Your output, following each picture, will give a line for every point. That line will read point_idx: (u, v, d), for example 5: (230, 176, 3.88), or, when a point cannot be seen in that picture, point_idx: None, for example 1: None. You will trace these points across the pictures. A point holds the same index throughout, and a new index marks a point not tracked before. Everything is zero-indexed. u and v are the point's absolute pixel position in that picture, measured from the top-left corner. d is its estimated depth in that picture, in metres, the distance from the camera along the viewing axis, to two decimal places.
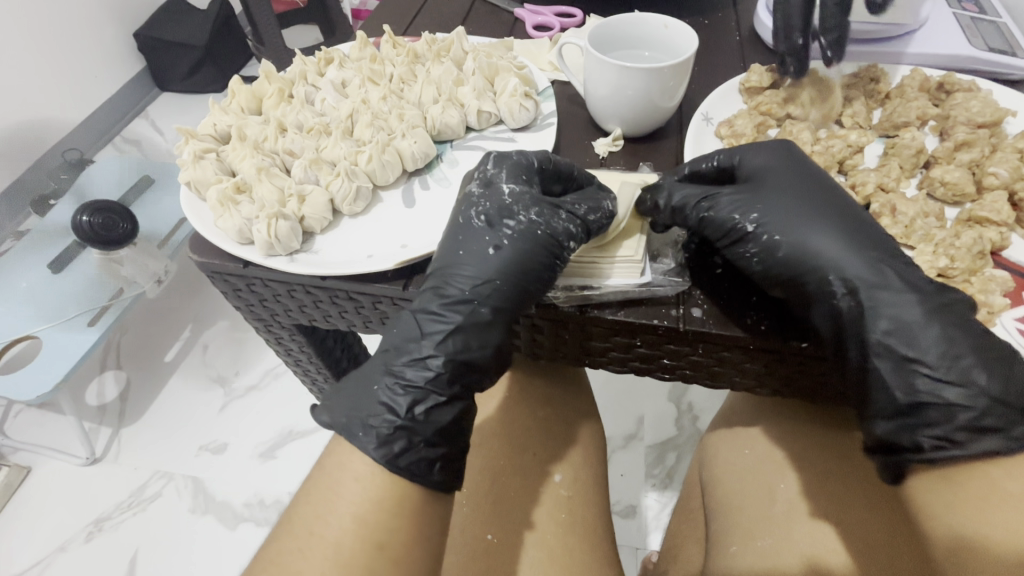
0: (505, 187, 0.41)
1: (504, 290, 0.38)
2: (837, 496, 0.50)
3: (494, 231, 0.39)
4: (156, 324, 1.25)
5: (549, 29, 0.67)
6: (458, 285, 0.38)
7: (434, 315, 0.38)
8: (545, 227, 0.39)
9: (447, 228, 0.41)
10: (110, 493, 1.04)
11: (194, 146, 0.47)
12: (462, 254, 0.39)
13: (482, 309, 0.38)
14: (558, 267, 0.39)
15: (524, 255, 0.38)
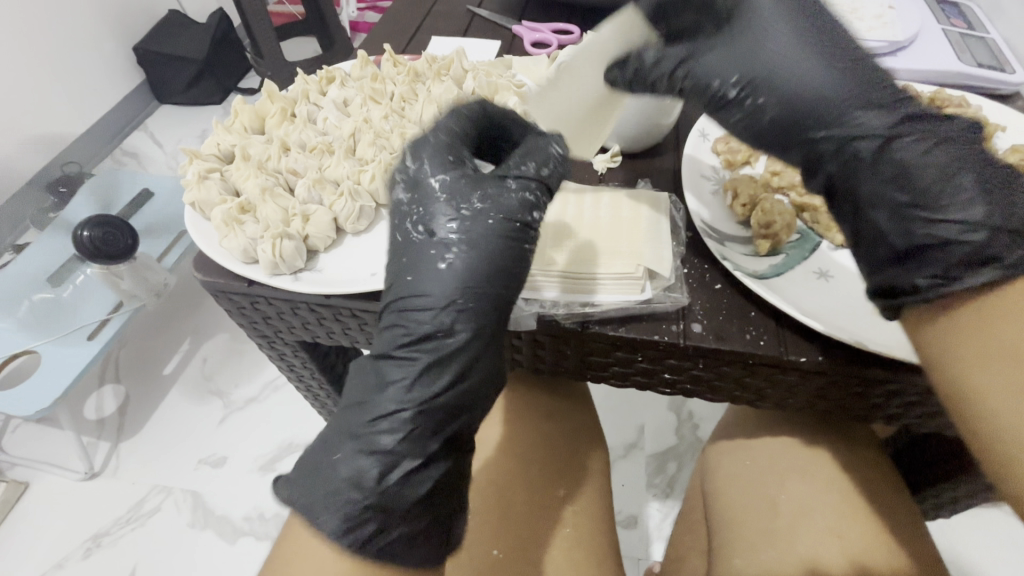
0: (433, 183, 0.38)
1: (479, 295, 0.37)
2: (838, 508, 0.51)
3: (439, 244, 0.37)
4: (155, 337, 1.25)
5: (546, 45, 0.68)
6: (426, 308, 0.37)
7: (401, 348, 0.37)
8: (490, 217, 0.37)
9: (391, 250, 0.40)
10: (108, 508, 1.03)
11: (198, 166, 0.48)
12: (415, 278, 0.37)
13: (460, 319, 0.37)
14: (526, 248, 0.38)
15: (483, 242, 0.37)
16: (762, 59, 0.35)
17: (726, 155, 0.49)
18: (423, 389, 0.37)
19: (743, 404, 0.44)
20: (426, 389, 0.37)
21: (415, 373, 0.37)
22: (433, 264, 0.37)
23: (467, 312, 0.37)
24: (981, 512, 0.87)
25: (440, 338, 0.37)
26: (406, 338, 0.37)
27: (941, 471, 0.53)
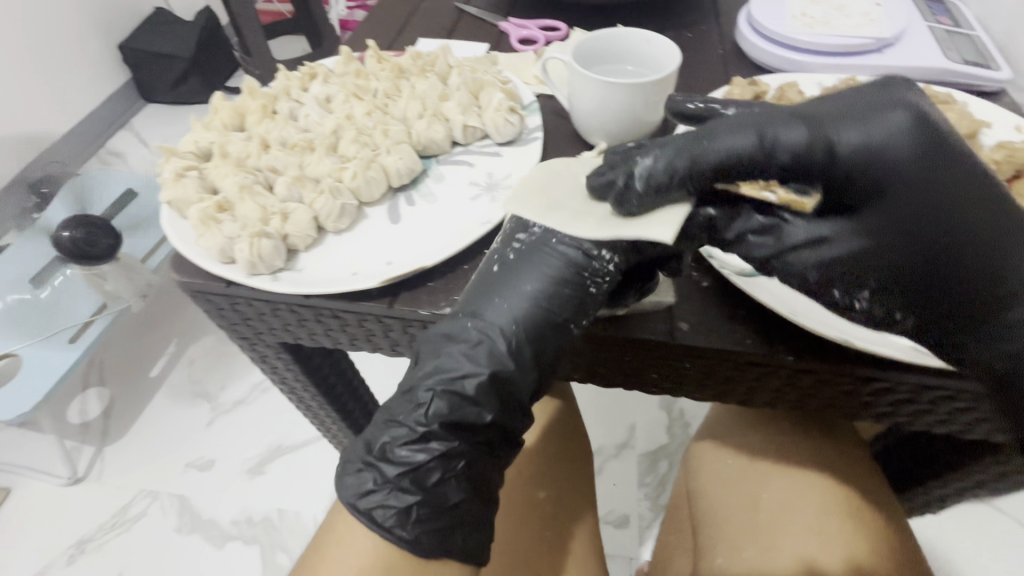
0: (534, 227, 0.37)
1: (532, 336, 0.36)
2: (825, 506, 0.51)
3: (512, 289, 0.36)
4: (140, 340, 1.23)
5: (534, 42, 0.67)
6: (483, 342, 0.36)
7: (449, 351, 0.36)
8: (561, 240, 0.36)
9: (474, 277, 0.38)
10: (92, 513, 1.01)
11: (175, 164, 0.47)
12: (489, 311, 0.36)
13: (511, 358, 0.36)
14: (585, 292, 0.36)
15: (553, 293, 0.36)
16: (854, 168, 0.29)
17: None
18: (453, 390, 0.36)
19: (731, 402, 0.44)
20: (461, 394, 0.36)
21: (458, 378, 0.36)
22: (499, 273, 0.37)
23: (520, 335, 0.36)
24: (968, 509, 0.88)
25: (491, 353, 0.35)
26: (456, 345, 0.36)
27: (928, 468, 0.53)
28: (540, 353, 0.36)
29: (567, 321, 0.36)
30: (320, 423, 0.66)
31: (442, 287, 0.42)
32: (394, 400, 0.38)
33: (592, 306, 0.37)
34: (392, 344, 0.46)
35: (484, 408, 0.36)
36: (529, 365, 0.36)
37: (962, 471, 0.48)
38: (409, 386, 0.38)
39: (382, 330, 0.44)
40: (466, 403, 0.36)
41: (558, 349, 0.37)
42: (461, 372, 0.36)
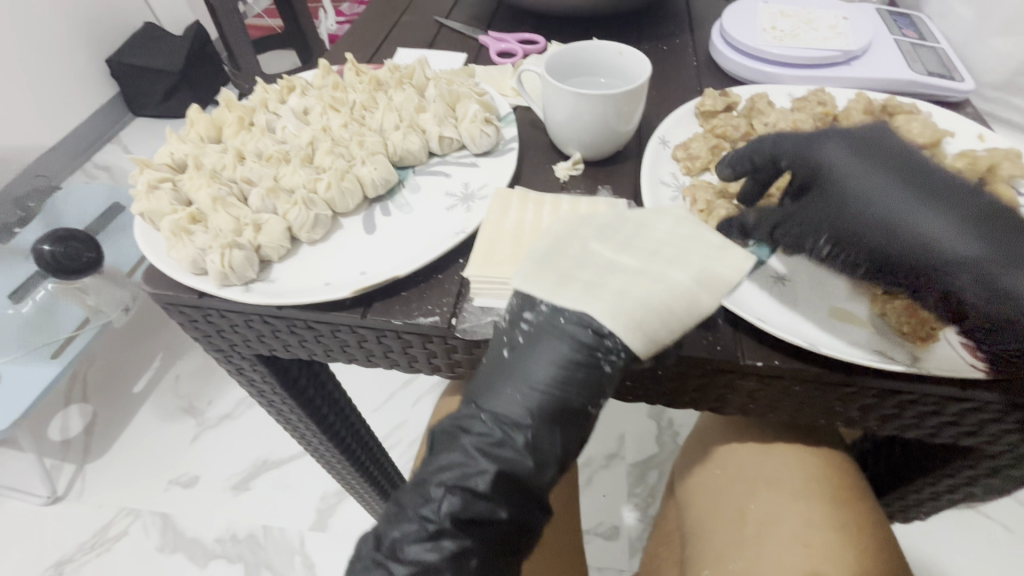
0: (541, 306, 0.37)
1: (543, 422, 0.36)
2: (805, 515, 0.50)
3: (523, 379, 0.36)
4: (124, 355, 1.21)
5: (512, 55, 0.68)
6: (492, 430, 0.36)
7: (463, 446, 0.36)
8: (568, 319, 0.36)
9: (484, 360, 0.39)
10: (72, 533, 0.99)
11: (148, 176, 0.47)
12: (500, 401, 0.36)
13: (521, 446, 0.35)
14: (594, 378, 0.36)
15: (562, 379, 0.36)
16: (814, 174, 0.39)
17: (685, 161, 0.49)
18: (465, 484, 0.34)
19: (705, 409, 0.44)
20: (474, 489, 0.34)
21: (469, 472, 0.35)
22: (511, 358, 0.37)
23: (536, 423, 0.36)
24: (954, 514, 0.88)
25: (507, 443, 0.35)
26: (473, 442, 0.35)
27: (901, 473, 0.53)
28: (560, 438, 0.36)
29: (583, 405, 0.37)
30: (309, 445, 0.64)
31: (415, 296, 0.42)
32: (405, 493, 0.36)
33: (608, 386, 0.37)
34: (367, 354, 0.45)
35: (497, 503, 0.35)
36: (553, 450, 0.36)
37: (936, 475, 0.48)
38: (419, 479, 0.36)
39: (356, 340, 0.44)
40: (479, 497, 0.34)
41: (576, 432, 0.37)
42: (477, 468, 0.35)
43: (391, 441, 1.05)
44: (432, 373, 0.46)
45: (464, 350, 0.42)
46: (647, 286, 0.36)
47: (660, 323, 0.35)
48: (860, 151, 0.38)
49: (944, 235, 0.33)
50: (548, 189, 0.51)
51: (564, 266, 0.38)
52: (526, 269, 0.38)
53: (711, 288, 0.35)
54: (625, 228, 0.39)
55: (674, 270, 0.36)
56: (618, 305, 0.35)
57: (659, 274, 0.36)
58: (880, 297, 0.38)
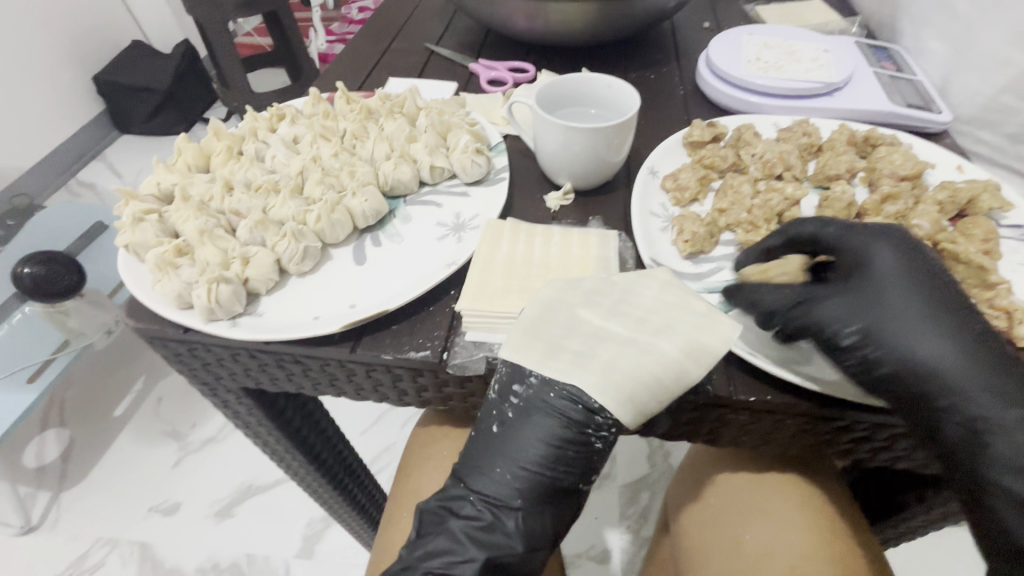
0: (531, 381, 0.37)
1: (532, 498, 0.37)
2: (798, 547, 0.50)
3: (511, 459, 0.37)
4: (104, 378, 1.18)
5: (502, 83, 0.69)
6: (481, 509, 0.37)
7: (452, 531, 0.37)
8: (557, 395, 0.36)
9: (474, 430, 0.39)
10: (45, 565, 0.95)
11: (133, 208, 0.46)
12: (489, 479, 0.37)
13: (509, 527, 0.36)
14: (584, 454, 0.37)
15: (551, 457, 0.36)
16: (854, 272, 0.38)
17: (674, 192, 0.50)
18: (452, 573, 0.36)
19: (698, 441, 0.43)
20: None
21: (456, 561, 0.36)
22: (500, 434, 0.38)
23: (525, 504, 0.36)
24: (944, 534, 0.88)
25: (496, 526, 0.37)
26: (462, 528, 0.37)
27: (893, 500, 0.53)
28: (549, 518, 0.37)
29: (572, 481, 0.37)
30: (296, 477, 0.63)
31: (405, 329, 0.42)
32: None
33: (598, 459, 0.37)
34: (356, 388, 0.45)
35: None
36: (542, 528, 0.37)
37: (928, 503, 0.48)
38: (406, 565, 0.37)
39: (345, 373, 0.43)
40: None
41: (566, 506, 0.38)
42: (464, 556, 0.36)
43: (379, 465, 1.03)
44: (422, 406, 0.46)
45: (455, 383, 0.42)
46: (638, 357, 0.35)
47: (647, 396, 0.35)
48: (904, 263, 0.38)
49: (960, 373, 0.35)
50: (539, 219, 0.51)
51: (553, 334, 0.37)
52: (515, 337, 0.37)
53: (699, 358, 0.35)
54: (613, 292, 0.39)
55: (662, 340, 0.36)
56: (608, 380, 0.35)
57: (647, 343, 0.36)
58: None
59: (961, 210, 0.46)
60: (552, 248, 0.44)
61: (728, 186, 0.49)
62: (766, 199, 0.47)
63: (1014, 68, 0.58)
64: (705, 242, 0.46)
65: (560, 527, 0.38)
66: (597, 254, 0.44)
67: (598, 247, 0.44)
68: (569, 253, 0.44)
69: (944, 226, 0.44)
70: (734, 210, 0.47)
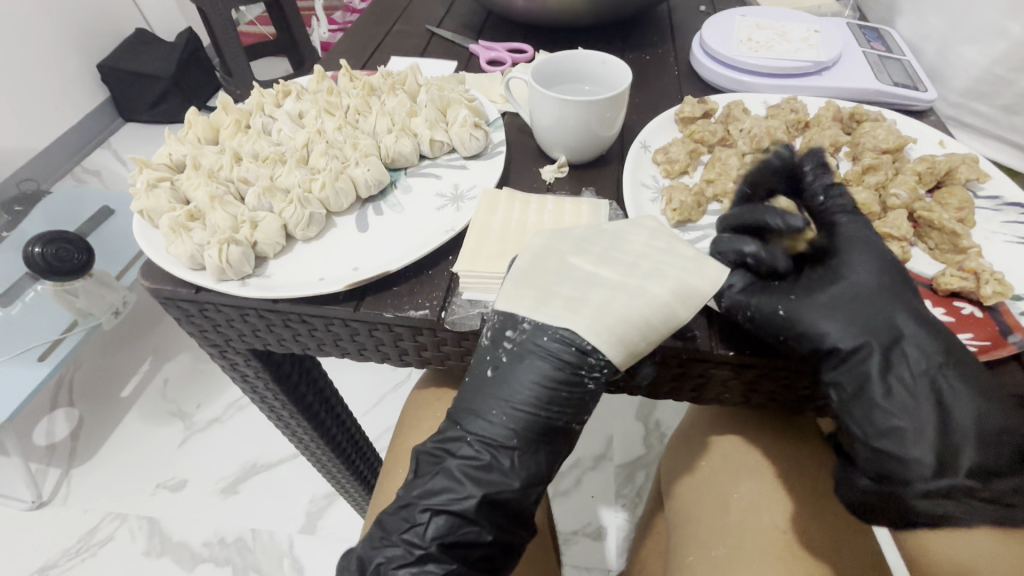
0: (523, 326, 0.38)
1: (526, 439, 0.38)
2: (784, 503, 0.53)
3: (501, 399, 0.38)
4: (111, 358, 1.21)
5: (501, 63, 0.71)
6: (478, 451, 0.38)
7: (450, 470, 0.39)
8: (551, 338, 0.38)
9: (468, 376, 0.40)
10: (57, 538, 0.99)
11: (147, 175, 0.48)
12: (481, 422, 0.39)
13: (506, 467, 0.38)
14: (575, 395, 0.38)
15: (541, 397, 0.38)
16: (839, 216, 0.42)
17: (664, 165, 0.52)
18: (451, 509, 0.38)
19: (684, 398, 0.46)
20: (460, 514, 0.38)
21: (455, 498, 0.38)
22: (495, 377, 0.39)
23: (521, 444, 0.38)
24: None
25: (492, 465, 0.38)
26: (460, 467, 0.38)
27: None
28: (545, 458, 0.39)
29: (566, 421, 0.39)
30: (299, 441, 0.65)
31: (406, 290, 0.44)
32: (389, 515, 0.40)
33: (589, 400, 0.39)
34: (359, 348, 0.47)
35: (483, 528, 0.38)
36: (539, 468, 0.39)
37: None
38: (405, 503, 0.39)
39: (349, 333, 0.45)
40: (465, 522, 0.38)
41: (560, 445, 0.40)
42: (463, 493, 0.38)
43: (381, 443, 1.05)
44: (421, 366, 0.48)
45: (452, 341, 0.44)
46: (630, 300, 0.37)
47: (638, 337, 0.37)
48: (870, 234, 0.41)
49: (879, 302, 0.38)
50: (534, 191, 0.53)
51: (545, 281, 0.39)
52: (507, 289, 0.39)
53: (686, 300, 0.37)
54: (602, 240, 0.41)
55: (653, 285, 0.38)
56: (600, 322, 0.37)
57: (637, 289, 0.38)
58: None
59: (939, 181, 0.48)
60: (544, 215, 0.47)
61: (716, 159, 0.51)
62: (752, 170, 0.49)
63: (1011, 39, 0.62)
64: (693, 212, 0.47)
65: (555, 465, 0.40)
66: (579, 216, 0.46)
67: (582, 211, 0.47)
68: (561, 218, 0.46)
69: (921, 196, 0.46)
70: (720, 181, 0.49)
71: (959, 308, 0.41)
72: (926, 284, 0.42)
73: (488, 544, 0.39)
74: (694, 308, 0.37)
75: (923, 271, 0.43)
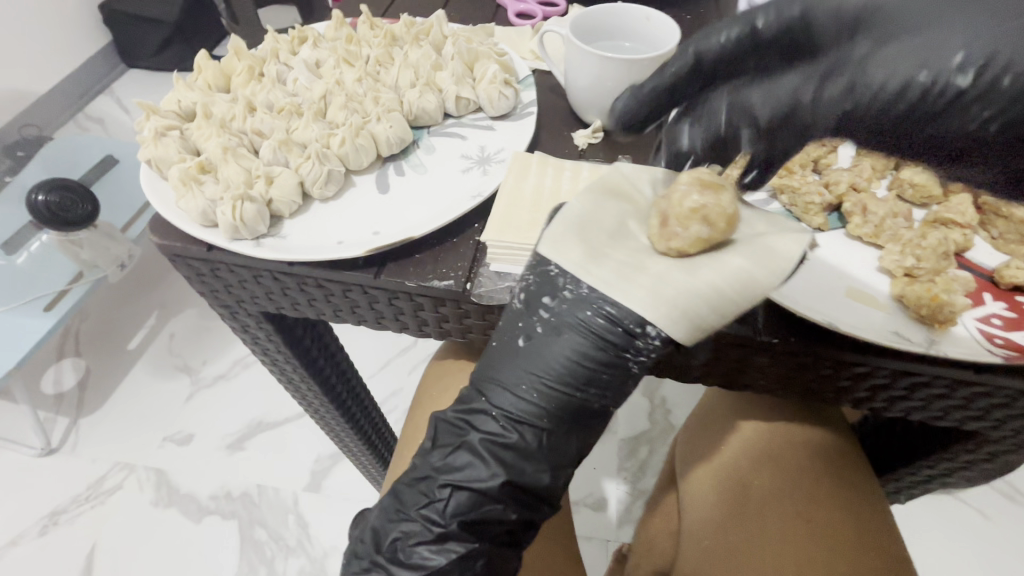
0: (565, 294, 0.36)
1: (555, 417, 0.36)
2: (810, 492, 0.52)
3: (530, 371, 0.36)
4: (117, 311, 1.20)
5: (531, 16, 0.65)
6: (501, 425, 0.37)
7: (472, 446, 0.37)
8: (594, 313, 0.35)
9: (494, 342, 0.38)
10: (66, 485, 1.00)
11: (155, 123, 0.45)
12: (506, 395, 0.37)
13: (533, 445, 0.37)
14: (615, 375, 0.36)
15: (575, 376, 0.36)
16: None
17: None
18: (474, 488, 0.36)
19: (714, 382, 0.44)
20: (482, 492, 0.36)
21: (478, 476, 0.37)
22: (526, 348, 0.37)
23: (551, 424, 0.37)
24: (935, 502, 0.92)
25: (520, 445, 0.36)
26: (483, 443, 0.37)
27: (898, 454, 0.54)
28: (575, 442, 0.38)
29: (602, 405, 0.37)
30: (308, 405, 0.64)
31: (429, 259, 0.41)
32: (405, 492, 0.39)
33: (629, 383, 0.37)
34: (377, 316, 0.45)
35: (507, 505, 0.37)
36: (567, 448, 0.37)
37: (934, 456, 0.49)
38: (422, 477, 0.38)
39: (368, 300, 0.43)
40: (487, 500, 0.37)
41: (592, 428, 0.38)
42: (488, 472, 0.36)
43: (387, 406, 1.05)
44: (440, 338, 0.46)
45: (476, 314, 0.42)
46: (687, 274, 0.34)
47: (707, 309, 0.34)
48: None
49: None
50: (566, 155, 0.50)
51: (598, 242, 0.36)
52: (555, 232, 0.37)
53: (769, 266, 0.35)
54: None
55: (724, 253, 0.35)
56: (659, 295, 0.34)
57: (710, 258, 0.35)
58: (902, 276, 0.38)
59: None
60: (580, 183, 0.44)
61: None
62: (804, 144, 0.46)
63: None
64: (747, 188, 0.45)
65: (585, 447, 0.38)
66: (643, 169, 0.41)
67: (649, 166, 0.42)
68: None
69: None
70: None
71: (1022, 302, 0.37)
72: (987, 275, 0.40)
73: (511, 521, 0.37)
74: (777, 275, 0.34)
75: (985, 263, 0.41)
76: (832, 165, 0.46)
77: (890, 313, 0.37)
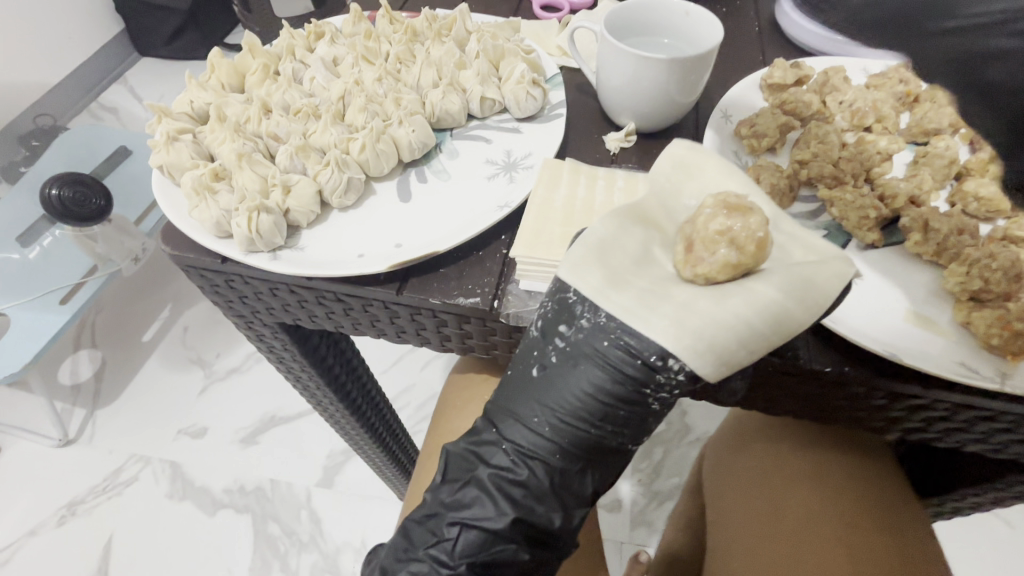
0: (581, 322, 0.33)
1: (569, 453, 0.35)
2: (846, 519, 0.49)
3: (542, 403, 0.34)
4: (131, 303, 1.19)
5: (557, 9, 0.62)
6: (511, 459, 0.35)
7: (479, 480, 0.36)
8: (612, 344, 0.32)
9: (510, 370, 0.37)
10: (83, 476, 1.00)
11: (166, 126, 0.43)
12: (518, 427, 0.35)
13: (548, 481, 0.35)
14: (634, 411, 0.34)
15: (590, 411, 0.33)
16: None
17: (750, 140, 0.45)
18: (485, 526, 0.34)
19: (752, 407, 0.41)
20: (493, 530, 0.34)
21: (486, 515, 0.35)
22: (541, 377, 0.35)
23: (565, 460, 0.35)
24: None
25: (529, 482, 0.35)
26: (491, 478, 0.35)
27: (945, 478, 0.52)
28: (592, 478, 0.36)
29: (621, 441, 0.35)
30: (327, 414, 0.62)
31: (454, 273, 0.39)
32: (416, 526, 0.37)
33: (652, 417, 0.34)
34: (397, 331, 0.43)
35: (518, 545, 0.35)
36: (582, 485, 0.35)
37: (984, 484, 0.46)
38: (430, 513, 0.37)
39: (388, 316, 0.41)
40: (499, 539, 0.35)
41: (612, 463, 0.36)
42: (496, 510, 0.35)
43: (399, 404, 1.04)
44: (463, 354, 0.44)
45: (502, 333, 0.39)
46: (716, 300, 0.31)
47: (736, 344, 0.30)
48: None
49: None
50: (596, 160, 0.47)
51: (617, 264, 0.34)
52: (573, 254, 0.34)
53: (805, 301, 0.31)
54: None
55: (757, 281, 0.32)
56: (682, 325, 0.31)
57: (741, 284, 0.32)
58: (967, 301, 0.35)
59: None
60: (614, 193, 0.41)
61: (811, 134, 0.44)
62: (857, 152, 0.43)
63: None
64: (784, 197, 0.42)
65: (600, 486, 0.36)
66: (673, 185, 0.37)
67: (678, 177, 0.37)
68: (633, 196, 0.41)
69: None
70: (818, 162, 0.42)
71: None
72: None
73: (523, 563, 0.35)
74: (811, 313, 0.31)
75: None
76: (885, 176, 0.43)
77: (954, 340, 0.35)
